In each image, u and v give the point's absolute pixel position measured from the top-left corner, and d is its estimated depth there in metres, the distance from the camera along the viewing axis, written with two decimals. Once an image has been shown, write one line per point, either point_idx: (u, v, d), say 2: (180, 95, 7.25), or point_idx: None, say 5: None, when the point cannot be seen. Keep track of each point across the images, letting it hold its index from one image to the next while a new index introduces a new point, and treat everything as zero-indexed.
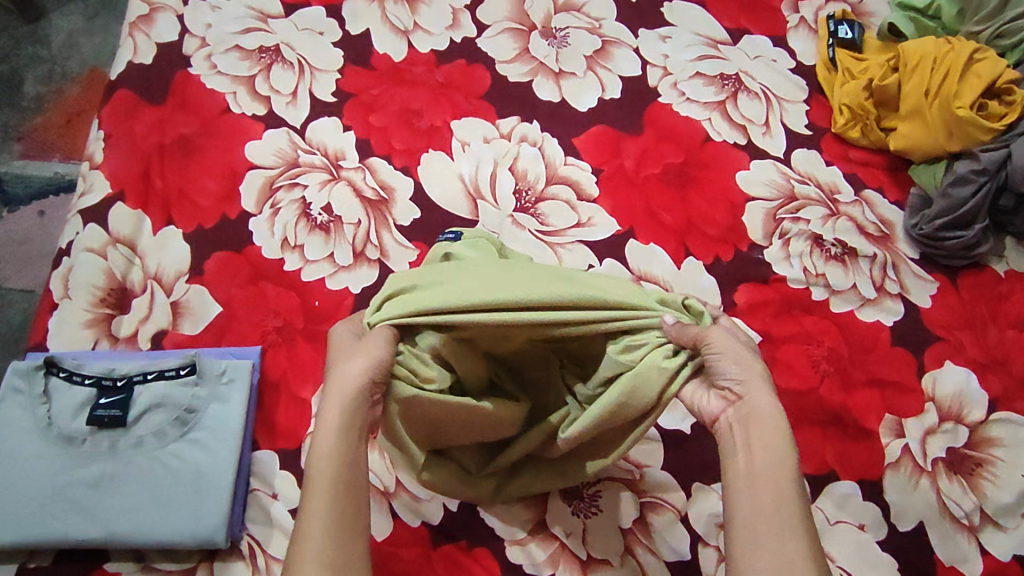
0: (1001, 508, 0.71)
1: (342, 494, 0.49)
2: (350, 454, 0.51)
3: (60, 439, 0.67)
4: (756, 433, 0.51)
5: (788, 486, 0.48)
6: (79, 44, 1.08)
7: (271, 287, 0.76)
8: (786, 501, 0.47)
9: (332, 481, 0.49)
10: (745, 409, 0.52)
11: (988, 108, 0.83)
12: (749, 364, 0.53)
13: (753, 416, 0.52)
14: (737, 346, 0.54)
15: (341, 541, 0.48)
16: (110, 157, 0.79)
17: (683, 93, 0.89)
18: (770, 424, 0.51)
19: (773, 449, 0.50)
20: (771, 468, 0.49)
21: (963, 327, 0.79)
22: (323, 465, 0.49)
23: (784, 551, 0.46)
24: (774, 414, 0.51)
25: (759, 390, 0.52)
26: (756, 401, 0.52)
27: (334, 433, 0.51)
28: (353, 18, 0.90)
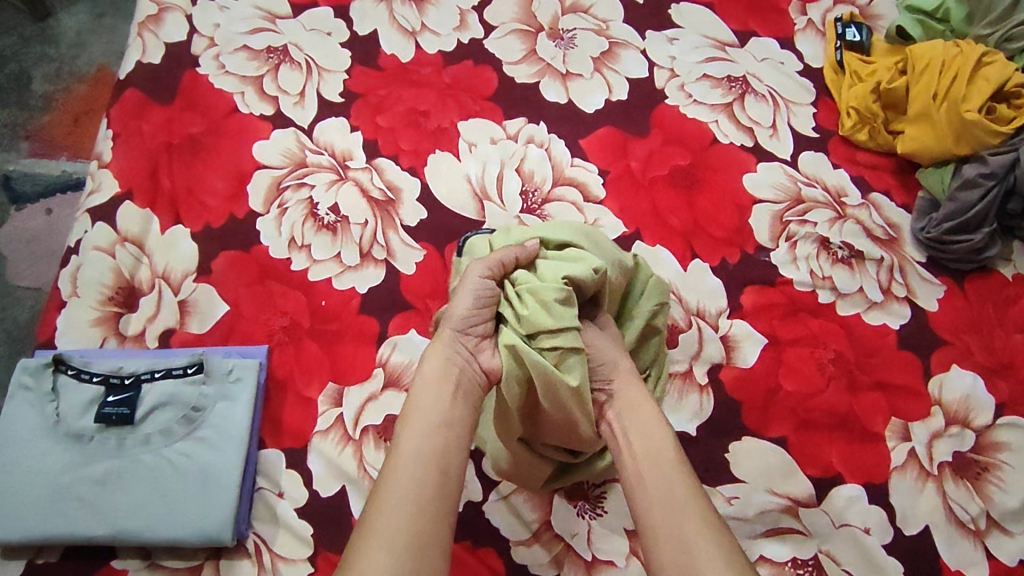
0: (1007, 513, 0.71)
1: (424, 458, 0.54)
2: (435, 417, 0.56)
3: (68, 436, 0.67)
4: (635, 430, 0.59)
5: (672, 465, 0.56)
6: (88, 43, 1.09)
7: (278, 287, 0.77)
8: (672, 479, 0.55)
9: (418, 439, 0.55)
10: (618, 409, 0.61)
11: (996, 111, 0.82)
12: (616, 363, 0.63)
13: (629, 410, 0.61)
14: (609, 342, 0.64)
15: (421, 496, 0.52)
16: (118, 155, 0.80)
17: (690, 95, 0.89)
18: (644, 415, 0.60)
19: (655, 436, 0.58)
20: (653, 456, 0.57)
21: (969, 331, 0.79)
22: (417, 424, 0.56)
23: (678, 528, 0.52)
24: (648, 407, 0.61)
25: (630, 382, 0.62)
26: (631, 407, 0.61)
27: (425, 407, 0.57)
28: (361, 19, 0.90)
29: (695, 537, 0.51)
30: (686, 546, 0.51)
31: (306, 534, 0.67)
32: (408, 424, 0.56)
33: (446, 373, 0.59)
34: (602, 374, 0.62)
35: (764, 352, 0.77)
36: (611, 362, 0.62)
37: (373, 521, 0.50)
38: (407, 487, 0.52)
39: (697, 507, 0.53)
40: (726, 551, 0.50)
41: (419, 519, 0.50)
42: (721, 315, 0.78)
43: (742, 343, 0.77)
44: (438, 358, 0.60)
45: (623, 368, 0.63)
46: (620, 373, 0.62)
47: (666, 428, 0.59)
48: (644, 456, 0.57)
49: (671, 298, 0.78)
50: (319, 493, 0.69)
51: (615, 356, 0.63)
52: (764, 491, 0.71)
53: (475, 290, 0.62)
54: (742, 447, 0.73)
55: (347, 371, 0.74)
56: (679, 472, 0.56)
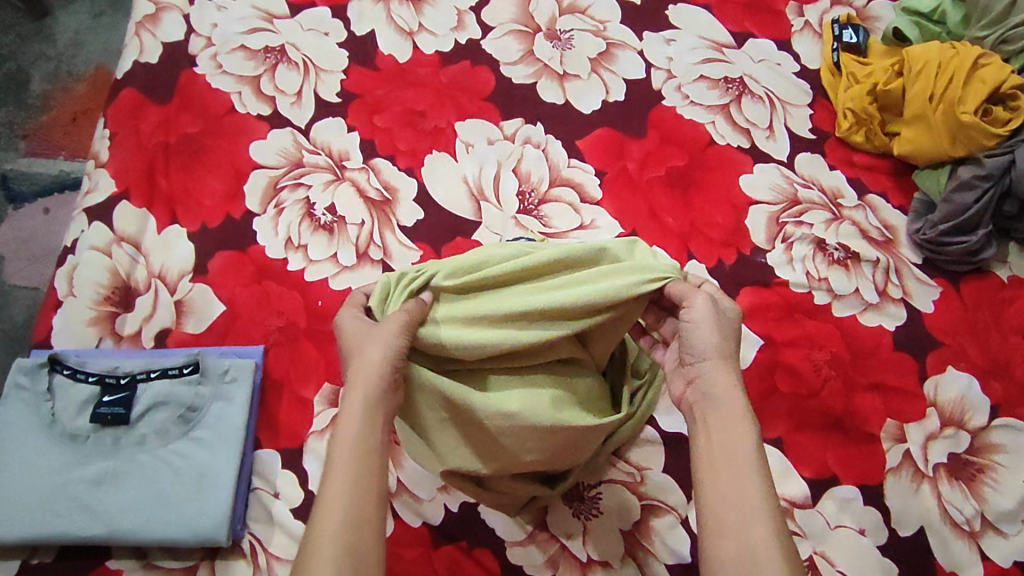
0: (1003, 514, 0.71)
1: (359, 477, 0.51)
2: (364, 444, 0.53)
3: (64, 436, 0.67)
4: (717, 418, 0.54)
5: (750, 467, 0.51)
6: (85, 42, 1.09)
7: (275, 287, 0.77)
8: (749, 481, 0.50)
9: (351, 470, 0.52)
10: (702, 390, 0.56)
11: (992, 113, 0.82)
12: (711, 343, 0.56)
13: (712, 398, 0.55)
14: (710, 321, 0.57)
15: (359, 512, 0.50)
16: (115, 155, 0.80)
17: (687, 96, 0.89)
18: (731, 404, 0.55)
19: (737, 431, 0.53)
20: (732, 450, 0.52)
21: (965, 333, 0.79)
22: (346, 455, 0.52)
23: (747, 538, 0.48)
24: (736, 397, 0.55)
25: (718, 367, 0.56)
26: (718, 390, 0.55)
27: (355, 423, 0.53)
28: (358, 19, 0.90)
29: (762, 552, 0.47)
30: (751, 551, 0.47)
31: (303, 534, 0.67)
32: (336, 447, 0.53)
33: (380, 399, 0.55)
34: (693, 353, 0.57)
35: (761, 353, 0.77)
36: (709, 342, 0.57)
37: (314, 543, 0.48)
38: (345, 502, 0.50)
39: (770, 513, 0.49)
40: (792, 564, 0.47)
41: (359, 536, 0.49)
42: None
43: (738, 344, 0.77)
44: (369, 376, 0.54)
45: (719, 350, 0.57)
46: (718, 355, 0.56)
47: (751, 420, 0.54)
48: (721, 448, 0.52)
49: None
50: (315, 494, 0.69)
51: (713, 337, 0.57)
52: None
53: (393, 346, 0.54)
54: None
55: (343, 371, 0.74)
56: (757, 473, 0.51)
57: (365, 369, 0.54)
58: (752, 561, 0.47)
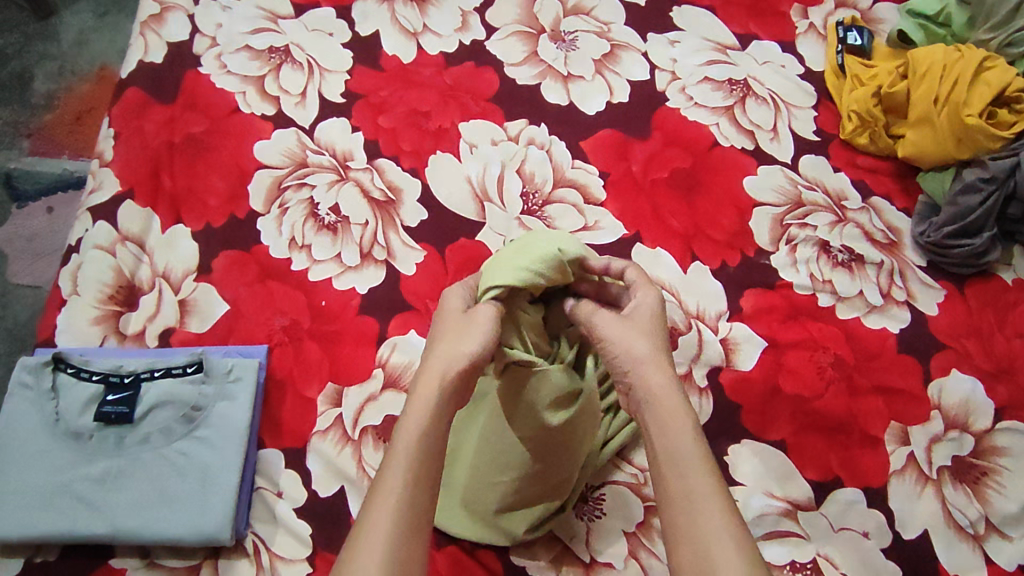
0: (1006, 517, 0.71)
1: (420, 477, 0.50)
2: (429, 445, 0.52)
3: (68, 435, 0.67)
4: (660, 423, 0.54)
5: (698, 466, 0.51)
6: (90, 41, 1.09)
7: (279, 287, 0.77)
8: (698, 478, 0.51)
9: (412, 467, 0.50)
10: (640, 398, 0.56)
11: (996, 116, 0.82)
12: (636, 350, 0.57)
13: (649, 401, 0.55)
14: (628, 328, 0.58)
15: (411, 516, 0.49)
16: (119, 154, 0.80)
17: (691, 97, 0.89)
18: (670, 405, 0.54)
19: (678, 433, 0.53)
20: (679, 456, 0.52)
21: (969, 335, 0.79)
22: (403, 455, 0.51)
23: (699, 539, 0.48)
24: (672, 398, 0.55)
25: (653, 369, 0.56)
26: (654, 396, 0.55)
27: (420, 419, 0.53)
28: (363, 20, 0.90)
29: (716, 545, 0.48)
30: (706, 554, 0.47)
31: (305, 534, 0.67)
32: (402, 440, 0.52)
33: (445, 394, 0.54)
34: (622, 363, 0.57)
35: (764, 355, 0.77)
36: (629, 352, 0.57)
37: (361, 544, 0.47)
38: (400, 502, 0.49)
39: (723, 514, 0.49)
40: (749, 558, 0.47)
41: (407, 541, 0.48)
42: (721, 317, 0.78)
43: (742, 346, 0.77)
44: (433, 375, 0.55)
45: (646, 354, 0.57)
46: (645, 362, 0.56)
47: (691, 418, 0.54)
48: (667, 453, 0.52)
49: (671, 300, 0.78)
50: (318, 493, 0.69)
51: (634, 342, 0.57)
52: (763, 495, 0.71)
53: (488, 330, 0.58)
54: (742, 451, 0.73)
55: (346, 371, 0.74)
56: (704, 472, 0.51)
57: (449, 357, 0.56)
58: (708, 563, 0.47)
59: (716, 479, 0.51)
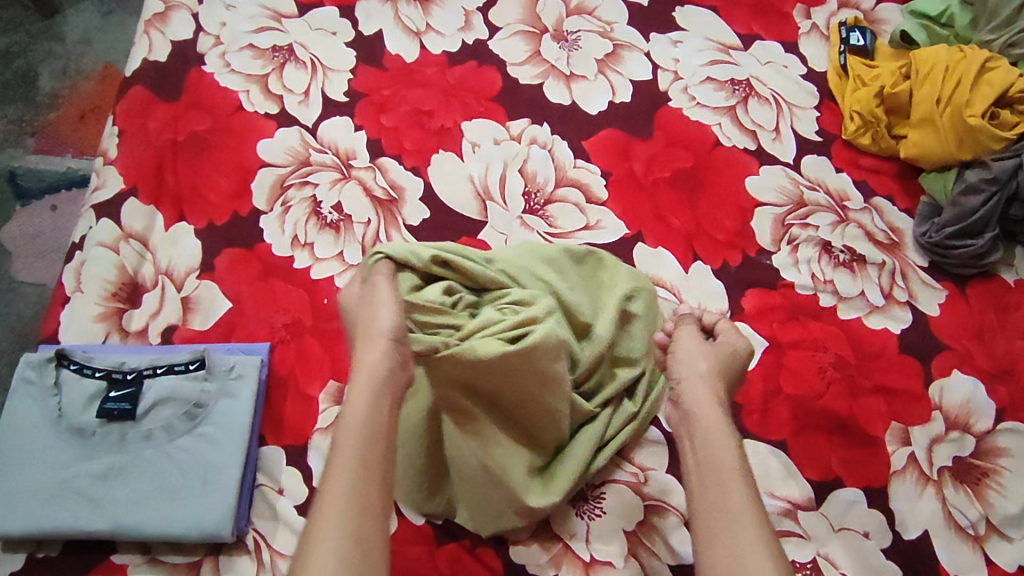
0: (1007, 518, 0.71)
1: (365, 459, 0.53)
2: (371, 425, 0.55)
3: (71, 431, 0.68)
4: (702, 434, 0.59)
5: (734, 475, 0.56)
6: (94, 40, 1.09)
7: (281, 285, 0.77)
8: (732, 488, 0.55)
9: (354, 448, 0.53)
10: (684, 410, 0.62)
11: (1000, 117, 0.82)
12: (693, 366, 0.64)
13: (694, 415, 0.61)
14: (698, 348, 0.66)
15: (363, 503, 0.51)
16: (123, 152, 0.80)
17: (693, 98, 0.89)
18: (711, 420, 0.60)
19: (720, 445, 0.58)
20: (717, 466, 0.57)
21: (971, 336, 0.79)
22: (349, 440, 0.53)
23: (732, 541, 0.52)
24: (715, 415, 0.60)
25: (697, 383, 0.63)
26: (699, 407, 0.61)
27: (361, 403, 0.55)
28: (366, 19, 0.90)
29: (746, 545, 0.51)
30: (735, 553, 0.51)
31: None
32: (344, 429, 0.54)
33: (380, 385, 0.57)
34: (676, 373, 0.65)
35: (765, 355, 0.77)
36: (688, 366, 0.64)
37: (315, 532, 0.49)
38: (350, 497, 0.50)
39: (754, 521, 0.53)
40: (778, 560, 0.50)
41: (360, 526, 0.49)
42: (722, 317, 0.78)
43: (743, 346, 0.77)
44: (366, 361, 0.57)
45: (706, 372, 0.64)
46: (697, 378, 0.63)
47: (733, 436, 0.59)
48: (706, 461, 0.58)
49: (672, 300, 0.78)
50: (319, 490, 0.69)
51: (697, 364, 0.64)
52: (763, 494, 0.71)
53: (393, 298, 0.59)
54: (742, 450, 0.73)
55: (347, 369, 0.74)
56: (742, 482, 0.55)
57: (369, 339, 0.58)
58: (740, 563, 0.50)
59: (752, 489, 0.55)
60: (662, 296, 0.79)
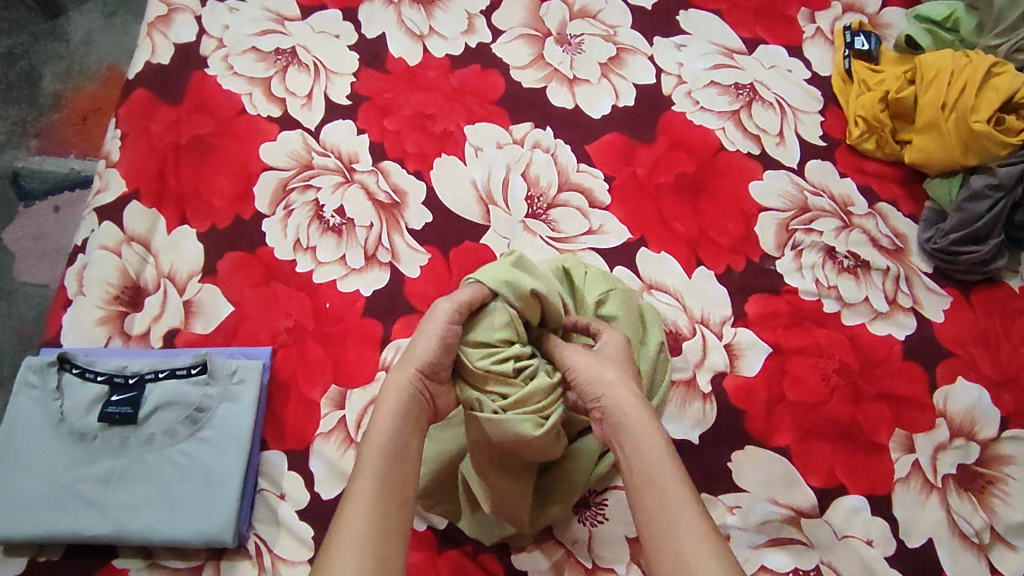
0: (1012, 527, 0.70)
1: (387, 475, 0.53)
2: (396, 445, 0.55)
3: (72, 435, 0.67)
4: (631, 438, 0.55)
5: (670, 479, 0.52)
6: (98, 42, 1.09)
7: (283, 289, 0.77)
8: (671, 493, 0.51)
9: (382, 467, 0.53)
10: (614, 424, 0.56)
11: (1005, 123, 0.82)
12: (606, 379, 0.58)
13: (623, 425, 0.56)
14: (597, 360, 0.60)
15: (383, 519, 0.50)
16: (126, 155, 0.80)
17: (697, 102, 0.89)
18: (641, 424, 0.55)
19: (649, 448, 0.54)
20: (650, 472, 0.53)
21: (975, 343, 0.79)
22: (372, 454, 0.54)
23: (676, 547, 0.48)
24: (643, 417, 0.56)
25: (625, 395, 0.57)
26: (627, 419, 0.56)
27: (390, 420, 0.56)
28: (369, 22, 0.90)
29: (690, 547, 0.48)
30: (679, 557, 0.48)
31: (308, 537, 0.67)
32: (370, 443, 0.54)
33: (407, 407, 0.57)
34: (593, 388, 0.58)
35: (769, 360, 0.76)
36: (603, 379, 0.58)
37: (335, 545, 0.49)
38: (370, 512, 0.50)
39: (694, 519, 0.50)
40: (721, 557, 0.47)
41: (383, 541, 0.49)
42: (725, 323, 0.78)
43: (746, 352, 0.77)
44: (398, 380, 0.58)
45: (617, 379, 0.58)
46: (614, 386, 0.58)
47: (664, 440, 0.55)
48: (642, 471, 0.53)
49: (675, 305, 0.78)
50: (321, 495, 0.69)
51: (605, 371, 0.59)
52: (767, 501, 0.70)
53: (437, 333, 0.59)
54: (745, 457, 0.72)
55: (348, 373, 0.74)
56: (680, 483, 0.52)
57: (403, 367, 0.59)
58: (682, 564, 0.48)
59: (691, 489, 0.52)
60: (665, 301, 0.78)
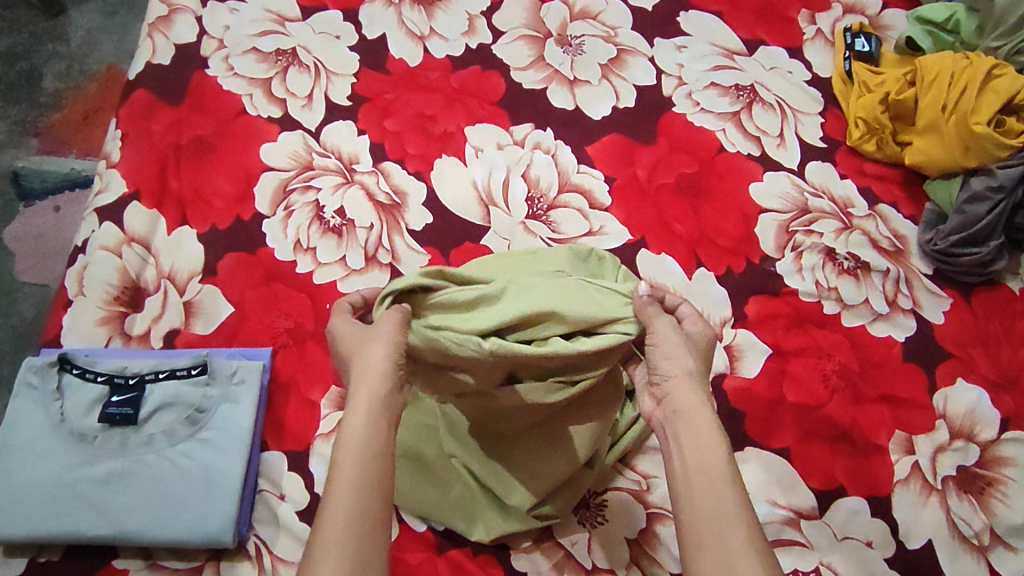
0: (1011, 529, 0.70)
1: (365, 475, 0.50)
2: (374, 441, 0.52)
3: (72, 435, 0.67)
4: (686, 431, 0.54)
5: (722, 478, 0.51)
6: (98, 41, 1.09)
7: (283, 290, 0.77)
8: (720, 493, 0.50)
9: (358, 466, 0.50)
10: (672, 407, 0.56)
11: (1005, 125, 0.81)
12: (679, 361, 0.57)
13: (683, 415, 0.55)
14: (678, 341, 0.57)
15: (363, 518, 0.49)
16: (126, 155, 0.80)
17: (698, 103, 0.89)
18: (699, 419, 0.54)
19: (704, 443, 0.53)
20: (706, 464, 0.52)
21: (975, 345, 0.79)
22: (351, 452, 0.51)
23: (722, 549, 0.48)
24: (703, 409, 0.55)
25: (687, 383, 0.56)
26: (688, 409, 0.55)
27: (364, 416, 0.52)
28: (369, 23, 0.90)
29: (734, 551, 0.48)
30: (724, 557, 0.47)
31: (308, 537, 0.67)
32: (345, 441, 0.52)
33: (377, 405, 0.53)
34: (666, 368, 0.57)
35: (769, 362, 0.76)
36: (677, 362, 0.57)
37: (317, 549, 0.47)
38: (349, 521, 0.48)
39: (742, 522, 0.49)
40: (765, 559, 0.47)
41: (364, 550, 0.48)
42: (725, 324, 0.78)
43: (746, 353, 0.77)
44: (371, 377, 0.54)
45: (691, 368, 0.57)
46: (685, 374, 0.57)
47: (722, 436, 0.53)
48: (696, 463, 0.52)
49: None
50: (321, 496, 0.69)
51: (680, 361, 0.57)
52: (767, 503, 0.70)
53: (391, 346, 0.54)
54: (744, 459, 0.72)
55: None
56: (729, 483, 0.51)
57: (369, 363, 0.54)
58: (727, 563, 0.47)
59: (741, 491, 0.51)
60: None
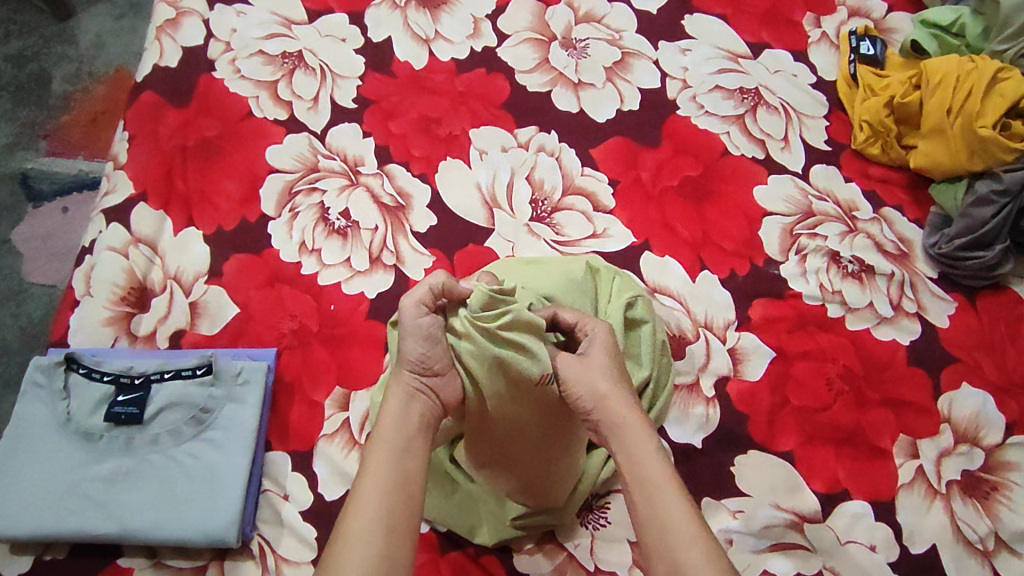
0: (1016, 533, 0.70)
1: (394, 468, 0.52)
2: (403, 438, 0.54)
3: (78, 434, 0.68)
4: (623, 446, 0.54)
5: (664, 482, 0.52)
6: (107, 44, 1.10)
7: (288, 291, 0.77)
8: (666, 497, 0.51)
9: (388, 461, 0.52)
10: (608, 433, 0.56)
11: (1011, 128, 0.81)
12: (595, 386, 0.57)
13: (617, 429, 0.56)
14: (590, 368, 0.58)
15: (391, 508, 0.50)
16: (134, 158, 0.81)
17: (702, 106, 0.89)
18: (633, 430, 0.55)
19: (642, 455, 0.53)
20: (645, 475, 0.52)
21: (981, 349, 0.78)
22: (380, 446, 0.53)
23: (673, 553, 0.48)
24: (634, 423, 0.55)
25: (618, 400, 0.57)
26: (622, 427, 0.55)
27: (395, 414, 0.55)
28: (375, 26, 0.91)
29: (682, 544, 0.48)
30: (673, 558, 0.48)
31: (311, 537, 0.68)
32: (379, 435, 0.54)
33: (406, 407, 0.56)
34: (585, 402, 0.57)
35: (772, 365, 0.76)
36: (592, 389, 0.57)
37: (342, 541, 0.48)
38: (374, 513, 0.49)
39: (689, 524, 0.49)
40: (715, 560, 0.47)
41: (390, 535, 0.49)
42: (729, 327, 0.78)
43: (749, 356, 0.77)
44: (399, 386, 0.57)
45: (608, 390, 0.57)
46: (604, 397, 0.57)
47: (654, 438, 0.55)
48: (635, 473, 0.53)
49: (679, 309, 0.78)
50: (324, 497, 0.69)
51: (596, 382, 0.57)
52: (770, 506, 0.70)
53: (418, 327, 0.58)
54: (748, 461, 0.72)
55: (353, 375, 0.74)
56: (671, 484, 0.52)
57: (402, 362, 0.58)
58: (675, 565, 0.48)
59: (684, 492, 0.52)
60: (669, 306, 0.78)
